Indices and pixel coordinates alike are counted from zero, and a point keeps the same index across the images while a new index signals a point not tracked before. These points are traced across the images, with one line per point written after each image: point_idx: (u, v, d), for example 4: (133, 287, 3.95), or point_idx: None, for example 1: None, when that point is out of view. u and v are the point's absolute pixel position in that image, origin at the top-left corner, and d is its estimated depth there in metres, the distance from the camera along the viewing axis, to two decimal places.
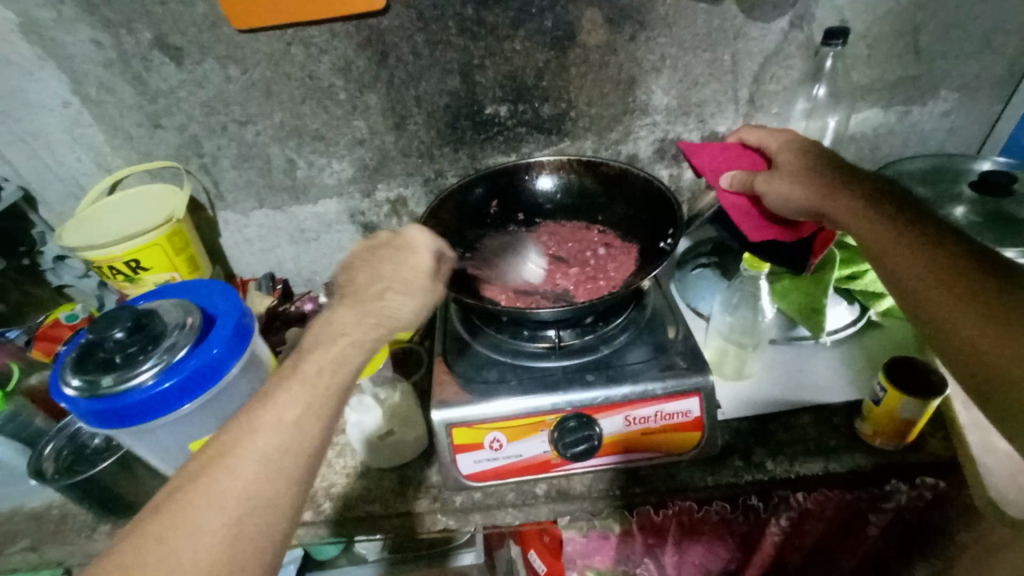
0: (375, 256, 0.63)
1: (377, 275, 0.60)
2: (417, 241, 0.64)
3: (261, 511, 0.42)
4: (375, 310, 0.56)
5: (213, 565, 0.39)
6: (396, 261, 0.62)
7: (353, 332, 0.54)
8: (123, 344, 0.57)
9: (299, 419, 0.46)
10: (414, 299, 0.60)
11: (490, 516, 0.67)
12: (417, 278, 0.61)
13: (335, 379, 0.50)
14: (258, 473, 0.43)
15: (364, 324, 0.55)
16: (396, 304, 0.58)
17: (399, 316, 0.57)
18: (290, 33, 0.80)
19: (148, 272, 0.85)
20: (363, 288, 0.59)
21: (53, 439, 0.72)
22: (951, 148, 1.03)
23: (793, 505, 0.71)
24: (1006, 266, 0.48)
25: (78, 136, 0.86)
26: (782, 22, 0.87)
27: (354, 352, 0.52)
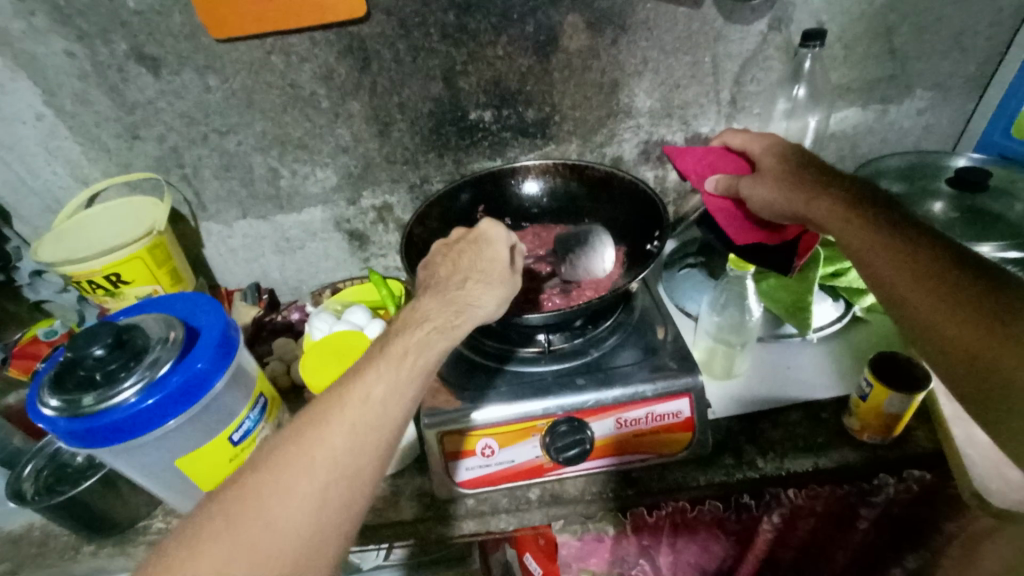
0: (454, 250, 0.66)
1: (458, 267, 0.64)
2: (493, 231, 0.67)
3: (350, 467, 0.46)
4: (458, 300, 0.59)
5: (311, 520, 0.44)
6: (477, 253, 0.65)
7: (436, 319, 0.57)
8: (104, 361, 0.55)
9: (385, 398, 0.50)
10: (494, 289, 0.62)
11: (483, 523, 0.67)
12: (496, 270, 0.63)
13: (417, 364, 0.53)
14: (348, 441, 0.47)
15: (445, 311, 0.58)
16: (476, 292, 0.61)
17: (479, 305, 0.60)
18: (270, 41, 0.80)
19: (129, 286, 0.84)
20: (447, 280, 0.62)
21: (33, 459, 0.71)
22: (927, 146, 1.06)
23: (784, 502, 0.72)
24: (995, 273, 0.48)
25: (54, 148, 0.84)
26: (760, 24, 0.88)
27: (438, 338, 0.56)
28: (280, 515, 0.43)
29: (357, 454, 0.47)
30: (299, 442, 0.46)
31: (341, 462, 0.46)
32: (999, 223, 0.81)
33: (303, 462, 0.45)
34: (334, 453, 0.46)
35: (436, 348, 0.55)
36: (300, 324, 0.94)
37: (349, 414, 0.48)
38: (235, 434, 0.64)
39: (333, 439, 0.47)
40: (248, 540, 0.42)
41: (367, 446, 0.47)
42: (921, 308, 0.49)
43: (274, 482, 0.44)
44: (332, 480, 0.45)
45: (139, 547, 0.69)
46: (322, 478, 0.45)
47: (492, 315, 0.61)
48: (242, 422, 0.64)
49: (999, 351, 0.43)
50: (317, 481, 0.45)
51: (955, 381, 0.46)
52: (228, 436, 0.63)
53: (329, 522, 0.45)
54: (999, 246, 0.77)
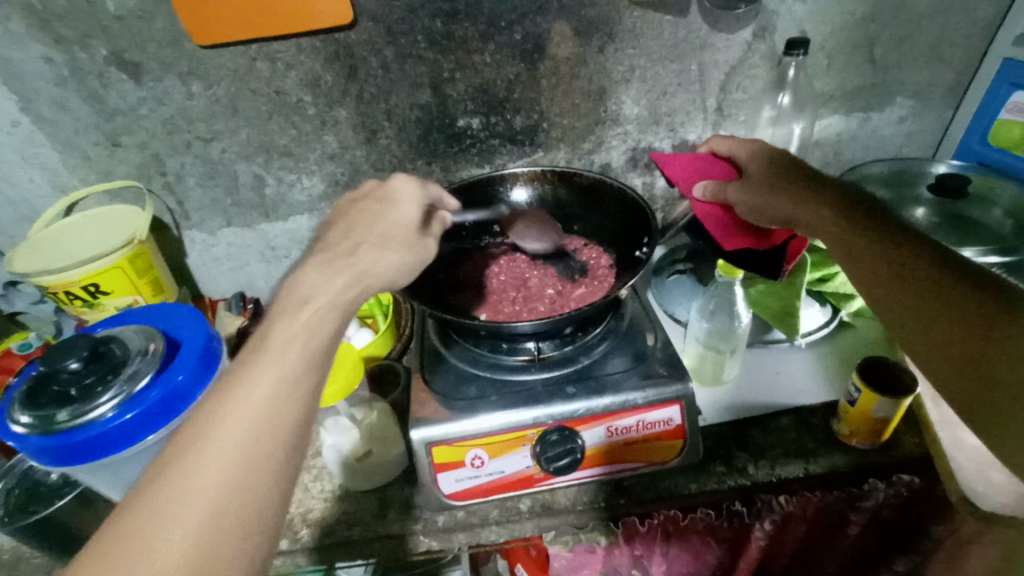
0: (355, 211, 0.65)
1: (354, 232, 0.61)
2: (408, 191, 0.67)
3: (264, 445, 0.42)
4: (359, 265, 0.56)
5: (257, 435, 0.42)
6: (380, 217, 0.63)
7: (358, 266, 0.56)
8: (79, 375, 0.54)
9: (309, 318, 0.49)
10: (391, 252, 0.60)
11: (473, 535, 0.65)
12: (399, 233, 0.62)
13: (338, 301, 0.52)
14: (281, 356, 0.46)
15: (340, 277, 0.54)
16: (370, 252, 0.58)
17: (375, 266, 0.57)
18: (255, 48, 0.79)
19: (108, 296, 0.81)
20: (337, 247, 0.58)
21: (3, 479, 0.68)
22: (908, 153, 1.07)
23: (776, 509, 0.70)
24: (988, 275, 0.47)
25: (30, 155, 0.82)
26: (745, 33, 0.89)
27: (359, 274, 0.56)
28: (217, 431, 0.41)
29: (292, 367, 0.46)
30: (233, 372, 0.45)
31: (276, 379, 0.45)
32: (980, 228, 0.82)
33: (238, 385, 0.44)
34: (271, 370, 0.45)
35: (342, 299, 0.53)
36: None
37: (279, 334, 0.48)
38: None
39: (265, 359, 0.46)
40: (199, 461, 0.40)
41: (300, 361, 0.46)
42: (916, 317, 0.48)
43: (214, 406, 0.42)
44: (269, 395, 0.44)
45: None
46: (258, 395, 0.43)
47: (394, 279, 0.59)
48: None
49: (994, 360, 0.43)
50: (255, 396, 0.43)
51: (953, 392, 0.45)
52: None
53: (276, 437, 0.42)
54: (982, 250, 0.77)
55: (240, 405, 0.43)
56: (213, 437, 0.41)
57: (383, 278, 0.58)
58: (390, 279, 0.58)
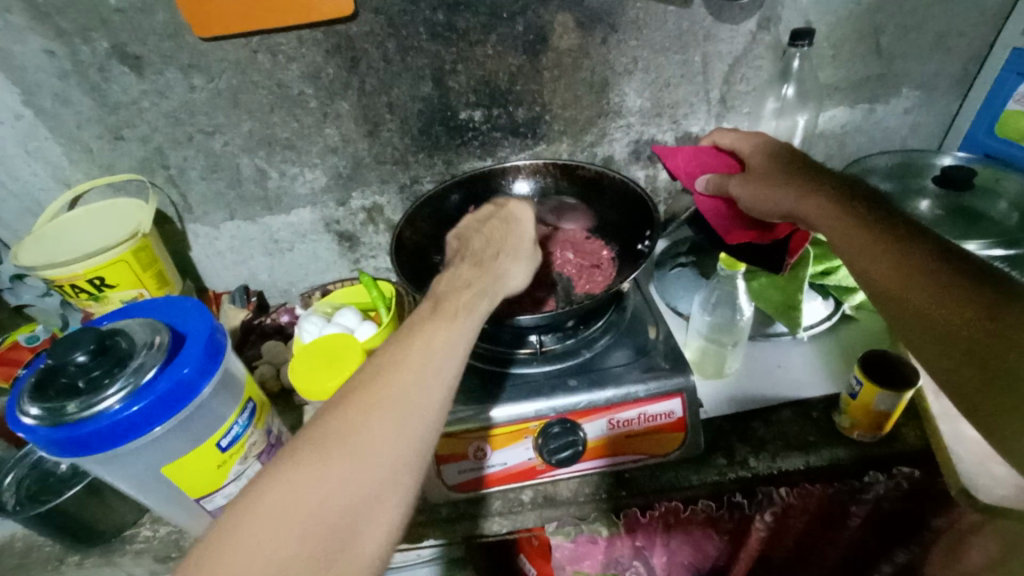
0: (487, 226, 0.68)
1: (490, 241, 0.66)
2: (524, 213, 0.71)
3: (387, 464, 0.43)
4: (492, 270, 0.62)
5: (371, 476, 0.43)
6: (504, 229, 0.68)
7: (474, 284, 0.59)
8: (86, 368, 0.54)
9: (427, 356, 0.49)
10: (520, 261, 0.65)
11: (476, 526, 0.66)
12: (525, 246, 0.67)
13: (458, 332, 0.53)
14: (403, 398, 0.46)
15: (481, 278, 0.60)
16: (508, 266, 0.64)
17: (507, 278, 0.63)
18: (256, 40, 0.79)
19: (113, 290, 0.82)
20: (480, 252, 0.64)
21: (13, 470, 0.69)
22: (914, 145, 1.07)
23: (776, 501, 0.71)
24: (981, 266, 0.48)
25: (34, 149, 0.83)
26: (749, 24, 0.88)
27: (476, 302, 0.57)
28: (346, 439, 0.44)
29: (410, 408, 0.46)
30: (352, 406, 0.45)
31: (394, 422, 0.45)
32: (985, 221, 0.82)
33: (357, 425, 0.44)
34: (387, 411, 0.45)
35: (474, 316, 0.56)
36: (290, 326, 0.93)
37: (401, 370, 0.48)
38: (223, 440, 0.62)
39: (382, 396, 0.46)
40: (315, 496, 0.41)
41: (415, 399, 0.46)
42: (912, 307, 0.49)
43: (330, 438, 0.43)
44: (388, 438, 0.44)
45: (126, 556, 0.68)
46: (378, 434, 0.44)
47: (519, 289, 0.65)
48: (229, 429, 0.63)
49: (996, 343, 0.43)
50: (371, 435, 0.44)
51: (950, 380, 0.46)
52: (216, 442, 0.61)
53: (387, 477, 0.43)
54: (985, 243, 0.77)
55: (355, 442, 0.43)
56: (328, 473, 0.42)
57: (513, 285, 0.64)
58: (518, 281, 0.64)
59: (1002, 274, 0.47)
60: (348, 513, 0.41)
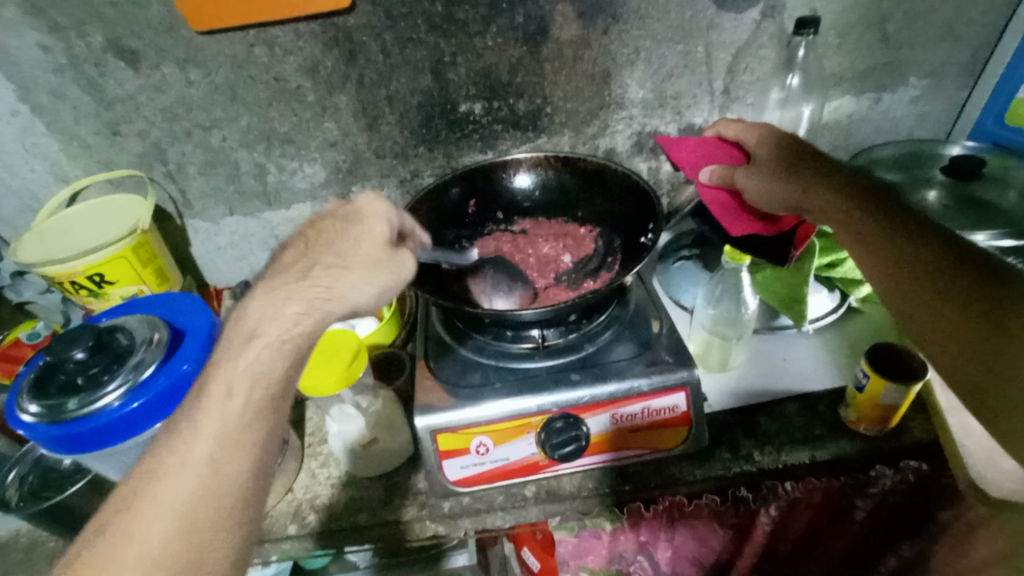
0: (318, 229, 0.61)
1: (312, 252, 0.58)
2: (372, 207, 0.62)
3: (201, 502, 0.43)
4: (311, 291, 0.54)
5: (185, 528, 0.42)
6: (343, 232, 0.59)
7: (284, 322, 0.51)
8: (85, 365, 0.54)
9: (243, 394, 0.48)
10: (352, 270, 0.56)
11: (479, 521, 0.66)
12: (356, 251, 0.58)
13: (271, 361, 0.50)
14: (215, 441, 0.45)
15: (294, 309, 0.52)
16: (332, 278, 0.55)
17: (340, 295, 0.55)
18: (253, 33, 0.78)
19: (114, 286, 0.82)
20: (294, 268, 0.56)
21: (16, 467, 0.68)
22: (921, 134, 1.05)
23: (781, 495, 0.71)
24: (992, 263, 0.46)
25: (31, 145, 0.82)
26: (753, 12, 0.86)
27: (286, 340, 0.51)
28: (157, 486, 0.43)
29: (226, 449, 0.46)
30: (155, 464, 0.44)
31: (207, 468, 0.44)
32: (994, 211, 0.81)
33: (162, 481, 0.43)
34: (198, 458, 0.44)
35: (279, 363, 0.50)
36: None
37: (216, 410, 0.46)
38: None
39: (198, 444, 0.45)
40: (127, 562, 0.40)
41: (235, 441, 0.46)
42: (927, 314, 0.47)
43: (140, 500, 0.42)
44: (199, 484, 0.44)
45: None
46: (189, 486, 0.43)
47: (357, 301, 0.56)
48: None
49: (1001, 349, 0.42)
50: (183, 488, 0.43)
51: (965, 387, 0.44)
52: None
53: (205, 517, 0.43)
54: (995, 233, 0.76)
55: (149, 531, 0.41)
56: (140, 534, 0.41)
57: (348, 303, 0.55)
58: (354, 300, 0.56)
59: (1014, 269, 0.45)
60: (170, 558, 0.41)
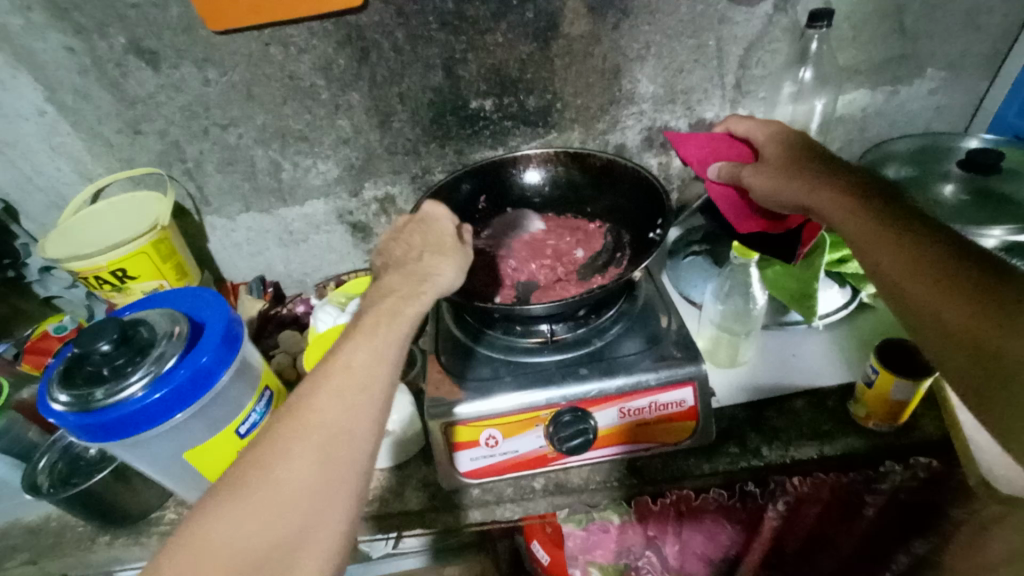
0: (403, 232, 0.68)
1: (412, 245, 0.65)
2: (436, 212, 0.69)
3: (343, 442, 0.45)
4: (417, 273, 0.61)
5: (295, 516, 0.42)
6: (422, 231, 0.67)
7: (398, 294, 0.58)
8: (110, 356, 0.56)
9: (357, 384, 0.48)
10: (449, 258, 0.63)
11: (489, 512, 0.67)
12: (448, 241, 0.65)
13: (385, 347, 0.52)
14: (335, 419, 0.46)
15: (407, 288, 0.58)
16: (434, 264, 0.62)
17: (438, 275, 0.61)
18: (268, 33, 0.79)
19: (135, 281, 0.84)
20: (403, 258, 0.64)
21: (46, 453, 0.72)
22: (939, 127, 1.03)
23: (789, 490, 0.73)
24: (994, 262, 0.47)
25: (57, 144, 0.85)
26: (766, 6, 0.86)
27: (401, 314, 0.55)
28: (299, 428, 0.45)
29: (338, 441, 0.45)
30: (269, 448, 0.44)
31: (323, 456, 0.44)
32: (1012, 206, 0.79)
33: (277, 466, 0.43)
34: (308, 445, 0.44)
35: (408, 317, 0.55)
36: (306, 317, 0.94)
37: (333, 389, 0.47)
38: (241, 427, 0.65)
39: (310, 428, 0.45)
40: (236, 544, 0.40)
41: (351, 430, 0.46)
42: (924, 303, 0.48)
43: (259, 471, 0.43)
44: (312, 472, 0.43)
45: (152, 537, 0.70)
46: (301, 472, 0.43)
47: (453, 283, 0.62)
48: (248, 415, 0.65)
49: (996, 336, 0.43)
50: (295, 474, 0.43)
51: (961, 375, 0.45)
52: (235, 428, 0.64)
53: (341, 458, 0.45)
54: (1011, 230, 0.74)
55: (284, 473, 0.43)
56: (261, 506, 0.41)
57: (447, 279, 0.61)
58: (449, 276, 0.61)
59: (1015, 269, 0.46)
60: (316, 492, 0.43)
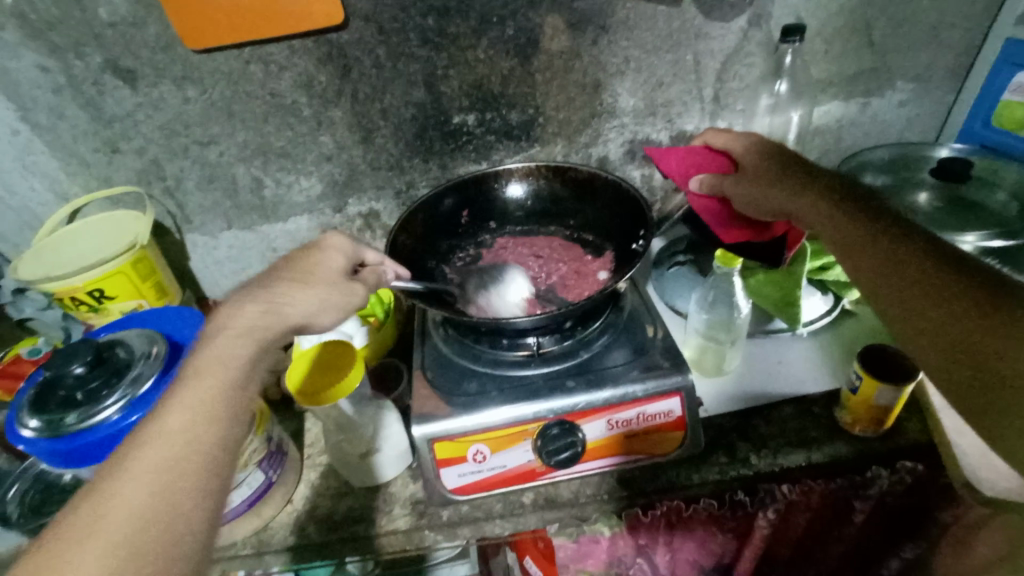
0: (290, 258, 0.64)
1: (275, 271, 0.61)
2: (335, 241, 0.67)
3: (239, 349, 0.51)
4: (269, 298, 0.56)
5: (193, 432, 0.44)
6: (318, 262, 0.63)
7: (263, 304, 0.56)
8: (85, 379, 0.55)
9: (188, 425, 0.44)
10: (311, 288, 0.59)
11: (478, 530, 0.66)
12: (318, 271, 0.62)
13: (247, 339, 0.52)
14: (231, 341, 0.51)
15: (253, 312, 0.54)
16: (287, 291, 0.58)
17: (297, 306, 0.57)
18: (249, 50, 0.79)
19: (113, 301, 0.82)
20: (257, 284, 0.59)
21: (17, 482, 0.68)
22: (910, 138, 1.06)
23: (778, 497, 0.70)
24: (999, 277, 0.46)
25: (30, 163, 0.83)
26: (740, 21, 0.88)
27: (254, 339, 0.52)
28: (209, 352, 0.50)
29: (219, 372, 0.48)
30: (116, 459, 0.42)
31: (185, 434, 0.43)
32: (983, 213, 0.81)
33: (119, 479, 0.40)
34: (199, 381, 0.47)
35: (239, 364, 0.50)
36: None
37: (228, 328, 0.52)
38: None
39: (148, 457, 0.41)
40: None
41: (233, 348, 0.50)
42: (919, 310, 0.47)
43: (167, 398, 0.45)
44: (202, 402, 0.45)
45: None
46: (173, 446, 0.42)
47: (314, 315, 0.58)
48: None
49: (997, 353, 0.42)
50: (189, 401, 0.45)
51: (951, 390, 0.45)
52: None
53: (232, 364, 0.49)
54: (985, 235, 0.75)
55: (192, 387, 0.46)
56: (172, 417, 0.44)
57: (302, 311, 0.57)
58: (307, 310, 0.57)
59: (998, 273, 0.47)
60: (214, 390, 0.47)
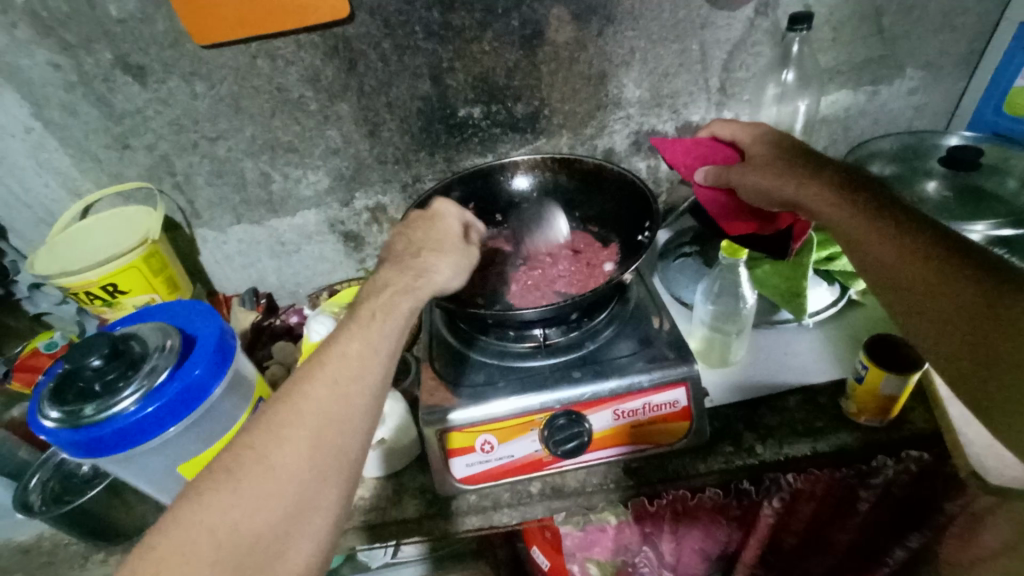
0: (409, 225, 0.70)
1: (412, 240, 0.67)
2: (445, 208, 0.72)
3: (377, 349, 0.53)
4: (413, 267, 0.62)
5: (321, 433, 0.47)
6: (430, 226, 0.69)
7: (397, 282, 0.61)
8: (102, 371, 0.56)
9: (319, 426, 0.47)
10: (446, 255, 0.65)
11: (486, 519, 0.67)
12: (448, 239, 0.67)
13: (381, 331, 0.54)
14: (364, 340, 0.53)
15: (405, 278, 0.61)
16: (430, 260, 0.64)
17: (436, 273, 0.63)
18: (255, 45, 0.80)
19: (126, 295, 0.84)
20: (401, 253, 0.66)
21: (38, 472, 0.70)
22: (919, 126, 1.05)
23: (783, 486, 0.71)
24: (1006, 267, 0.46)
25: (44, 160, 0.85)
26: (747, 10, 0.87)
27: (396, 310, 0.57)
28: (341, 351, 0.52)
29: (354, 374, 0.50)
30: (247, 446, 0.45)
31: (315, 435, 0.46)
32: (993, 201, 0.81)
33: (253, 469, 0.44)
34: (329, 380, 0.49)
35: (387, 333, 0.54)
36: (299, 327, 0.93)
37: (362, 327, 0.54)
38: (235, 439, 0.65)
39: (282, 451, 0.45)
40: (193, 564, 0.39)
41: (370, 347, 0.53)
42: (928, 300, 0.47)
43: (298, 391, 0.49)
44: (329, 404, 0.48)
45: None
46: (301, 446, 0.46)
47: (450, 282, 0.64)
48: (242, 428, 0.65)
49: (999, 344, 0.43)
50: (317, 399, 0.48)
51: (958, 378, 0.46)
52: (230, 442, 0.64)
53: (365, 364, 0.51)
54: (993, 224, 0.75)
55: (320, 385, 0.49)
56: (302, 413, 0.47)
57: (442, 279, 0.63)
58: (444, 277, 0.63)
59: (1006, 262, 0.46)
60: (344, 392, 0.49)
